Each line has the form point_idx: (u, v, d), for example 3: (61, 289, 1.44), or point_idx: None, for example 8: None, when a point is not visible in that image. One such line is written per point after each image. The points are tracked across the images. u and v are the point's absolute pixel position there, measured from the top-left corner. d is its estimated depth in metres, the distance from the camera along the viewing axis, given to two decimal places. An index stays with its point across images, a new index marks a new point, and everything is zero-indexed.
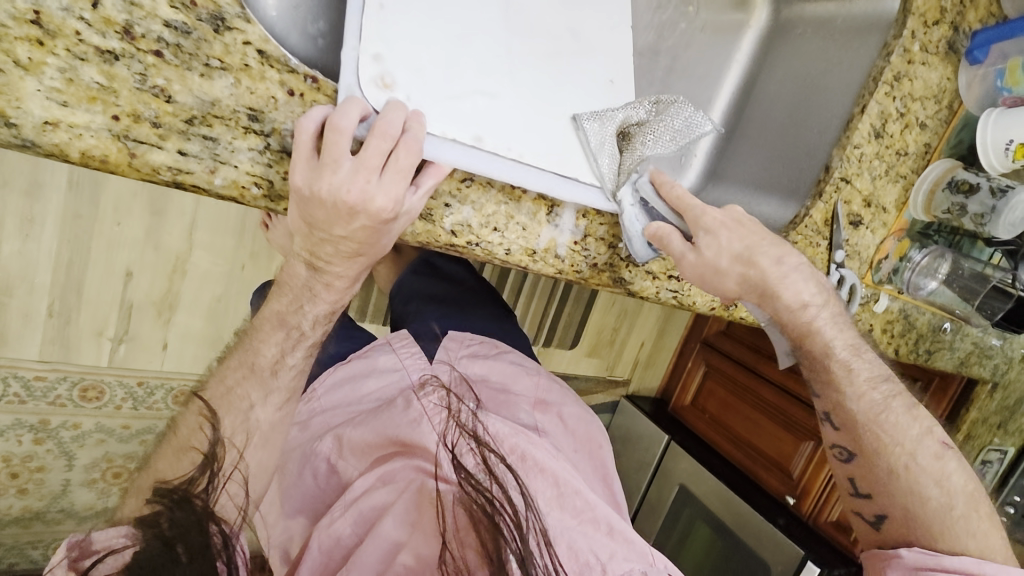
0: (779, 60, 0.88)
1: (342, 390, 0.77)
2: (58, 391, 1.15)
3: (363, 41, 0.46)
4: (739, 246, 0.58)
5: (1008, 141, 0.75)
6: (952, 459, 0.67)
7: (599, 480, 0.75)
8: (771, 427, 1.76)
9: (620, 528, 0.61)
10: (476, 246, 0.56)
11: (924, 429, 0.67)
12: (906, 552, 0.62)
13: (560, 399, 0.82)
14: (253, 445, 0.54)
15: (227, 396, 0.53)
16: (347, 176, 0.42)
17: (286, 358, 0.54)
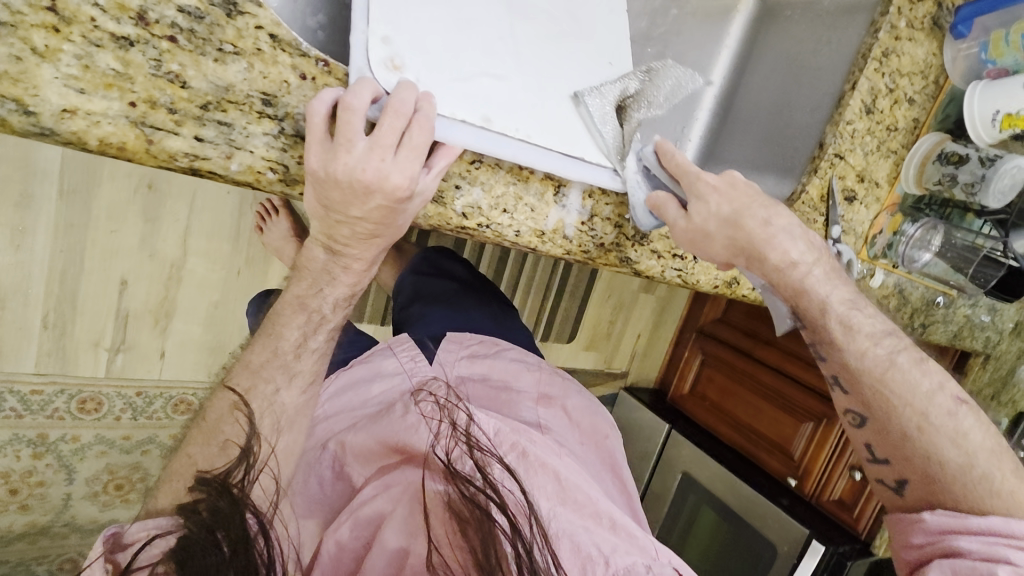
0: (768, 44, 0.89)
1: (346, 396, 0.74)
2: (56, 404, 1.14)
3: (372, 24, 0.47)
4: (728, 210, 0.58)
5: (995, 112, 0.77)
6: (968, 415, 0.59)
7: (608, 475, 0.76)
8: (771, 410, 1.78)
9: (623, 523, 0.59)
10: (487, 229, 0.56)
11: (936, 385, 0.60)
12: (927, 515, 0.57)
13: (564, 392, 0.82)
14: (280, 432, 0.54)
15: (254, 374, 0.53)
16: (363, 156, 0.42)
17: (309, 341, 0.54)
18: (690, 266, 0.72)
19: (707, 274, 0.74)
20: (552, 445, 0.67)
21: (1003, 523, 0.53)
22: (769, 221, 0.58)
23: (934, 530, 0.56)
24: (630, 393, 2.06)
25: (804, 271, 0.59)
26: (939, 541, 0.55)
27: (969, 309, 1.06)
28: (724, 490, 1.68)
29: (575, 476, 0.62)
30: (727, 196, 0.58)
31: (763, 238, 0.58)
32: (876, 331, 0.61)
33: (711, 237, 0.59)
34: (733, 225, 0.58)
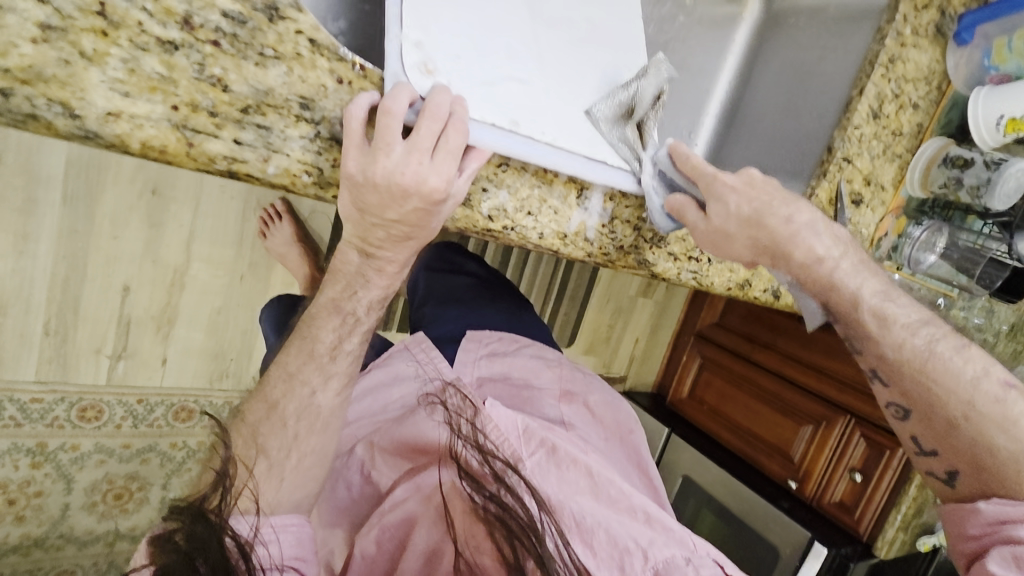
0: (771, 51, 0.93)
1: (366, 401, 0.75)
2: (56, 413, 1.13)
3: (404, 29, 0.47)
4: (747, 210, 0.58)
5: (999, 116, 0.79)
6: (1018, 398, 0.58)
7: (636, 471, 0.77)
8: (770, 413, 1.79)
9: (657, 516, 0.60)
10: (512, 231, 0.57)
11: (981, 371, 0.59)
12: (983, 506, 0.57)
13: (584, 389, 0.83)
14: (313, 433, 0.53)
15: (290, 380, 0.53)
16: (401, 159, 0.43)
17: (345, 343, 0.53)
18: (704, 268, 0.74)
19: (721, 275, 0.76)
20: (579, 443, 0.68)
21: None
22: (793, 219, 0.58)
23: (990, 520, 0.56)
24: (628, 397, 2.07)
25: (831, 265, 0.59)
26: (997, 531, 0.55)
27: (968, 310, 1.08)
28: (724, 493, 1.70)
29: (604, 471, 0.63)
30: (745, 196, 0.58)
31: (788, 237, 0.58)
32: (911, 320, 0.60)
33: (733, 237, 0.60)
34: (754, 226, 0.58)
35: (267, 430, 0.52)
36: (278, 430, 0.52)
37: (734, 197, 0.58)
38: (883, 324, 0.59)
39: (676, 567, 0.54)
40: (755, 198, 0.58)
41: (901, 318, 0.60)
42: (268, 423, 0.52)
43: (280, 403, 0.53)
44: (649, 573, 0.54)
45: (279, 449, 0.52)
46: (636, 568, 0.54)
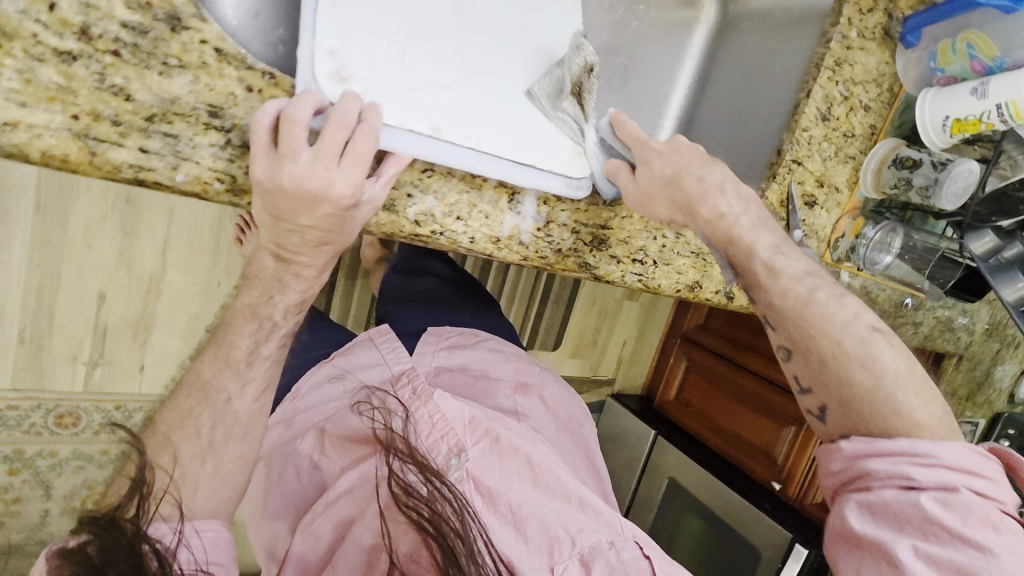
0: (728, 53, 0.93)
1: (325, 387, 0.77)
2: (32, 420, 1.13)
3: (318, 36, 0.47)
4: (670, 171, 0.62)
5: (945, 117, 0.79)
6: (882, 340, 0.61)
7: (581, 462, 0.82)
8: (749, 414, 1.80)
9: (591, 502, 0.63)
10: (441, 235, 0.58)
11: (852, 316, 0.62)
12: (845, 443, 0.59)
13: (540, 381, 0.87)
14: (229, 441, 0.54)
15: (204, 387, 0.54)
16: (307, 166, 0.43)
17: (260, 349, 0.54)
18: (650, 271, 0.74)
19: (669, 278, 0.76)
20: (528, 433, 0.72)
21: (908, 444, 0.55)
22: (705, 178, 0.62)
23: (851, 456, 0.58)
24: (613, 399, 2.07)
25: (748, 244, 0.63)
26: (855, 466, 0.57)
27: (938, 309, 1.09)
28: (706, 495, 1.70)
29: (545, 464, 0.65)
30: (670, 158, 0.63)
31: (699, 196, 0.62)
32: (798, 272, 0.63)
33: (655, 198, 0.64)
34: (674, 185, 0.62)
35: (182, 437, 0.53)
36: (190, 438, 0.53)
37: (657, 160, 0.63)
38: (773, 274, 0.63)
39: (600, 552, 0.58)
40: (675, 161, 0.62)
41: (791, 268, 0.63)
42: (181, 432, 0.53)
43: (197, 411, 0.53)
44: (576, 557, 0.58)
45: (193, 458, 0.52)
46: (564, 556, 0.58)
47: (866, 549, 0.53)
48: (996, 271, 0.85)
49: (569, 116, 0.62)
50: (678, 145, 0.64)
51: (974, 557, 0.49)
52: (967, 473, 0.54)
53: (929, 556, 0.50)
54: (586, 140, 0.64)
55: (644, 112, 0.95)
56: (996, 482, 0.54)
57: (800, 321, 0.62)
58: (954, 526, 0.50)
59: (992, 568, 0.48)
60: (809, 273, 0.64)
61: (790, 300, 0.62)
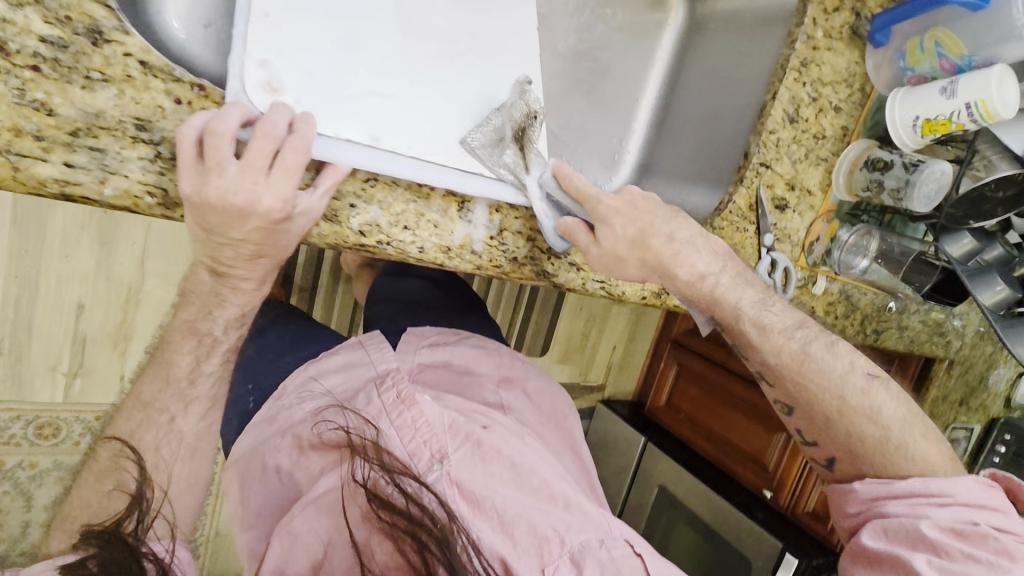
0: (699, 54, 0.92)
1: (311, 386, 0.73)
2: (12, 431, 1.13)
3: (249, 47, 0.47)
4: (632, 231, 0.60)
5: (914, 118, 0.77)
6: (880, 388, 0.63)
7: (568, 451, 0.82)
8: (742, 420, 1.78)
9: (576, 501, 0.62)
10: (388, 245, 0.57)
11: (848, 365, 0.63)
12: (859, 485, 0.61)
13: (524, 374, 0.86)
14: (176, 461, 0.55)
15: (145, 408, 0.54)
16: (233, 179, 0.43)
17: (203, 366, 0.54)
18: (613, 278, 0.73)
19: (632, 285, 0.76)
20: (512, 428, 0.70)
21: (922, 484, 0.57)
22: (673, 236, 0.61)
23: (866, 497, 0.60)
24: (606, 406, 2.04)
25: (712, 282, 0.63)
26: (872, 507, 0.59)
27: (924, 312, 1.06)
28: (697, 504, 1.68)
29: (526, 464, 0.63)
30: (630, 217, 0.60)
31: (671, 257, 0.61)
32: (787, 326, 0.64)
33: (624, 260, 0.61)
34: (641, 246, 0.60)
35: (125, 460, 0.53)
36: (135, 463, 0.53)
37: (618, 220, 0.60)
38: (763, 333, 0.63)
39: (589, 550, 0.57)
40: (637, 219, 0.60)
41: (780, 325, 0.63)
42: (125, 457, 0.53)
43: (140, 432, 0.53)
44: (565, 557, 0.56)
45: (137, 482, 0.52)
46: (554, 556, 0.56)
47: (886, 567, 0.54)
48: (976, 274, 0.82)
49: (508, 170, 0.59)
50: (633, 198, 0.62)
51: (987, 570, 0.50)
52: (982, 508, 0.56)
53: (944, 568, 0.50)
54: (530, 192, 0.61)
55: (614, 116, 0.94)
56: (1011, 516, 0.56)
57: (793, 377, 0.63)
58: (968, 546, 0.51)
59: None
60: (798, 325, 0.65)
61: (788, 359, 0.63)
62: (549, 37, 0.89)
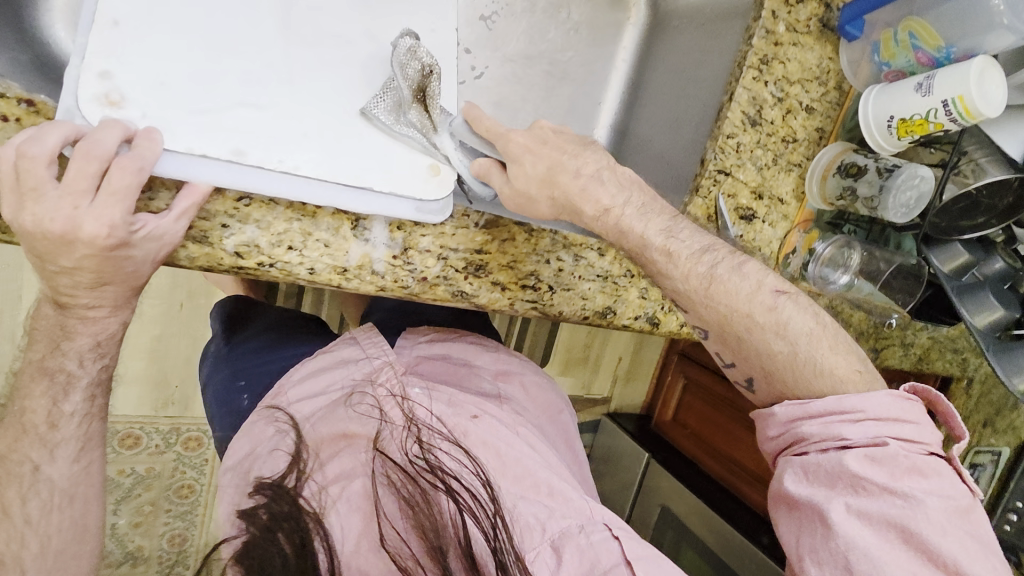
0: (661, 55, 0.85)
1: (308, 383, 0.66)
2: None
3: (88, 57, 0.45)
4: (542, 168, 0.54)
5: (889, 118, 0.69)
6: (789, 302, 0.54)
7: (563, 445, 0.74)
8: (749, 439, 1.63)
9: (559, 487, 0.55)
10: (271, 267, 0.52)
11: (755, 284, 0.54)
12: (778, 408, 0.53)
13: (520, 368, 0.79)
14: (51, 512, 0.51)
15: (3, 462, 0.51)
16: (51, 204, 0.40)
17: (60, 407, 0.51)
18: (547, 297, 0.65)
19: (571, 304, 0.67)
20: (508, 416, 0.64)
21: (837, 402, 0.50)
22: (581, 171, 0.54)
23: (786, 420, 0.52)
24: (611, 421, 1.89)
25: (617, 213, 0.54)
26: (791, 430, 0.52)
27: (931, 330, 0.95)
28: (699, 524, 1.59)
29: (530, 454, 0.58)
30: (539, 154, 0.54)
31: (579, 193, 0.54)
32: (693, 249, 0.54)
33: (535, 201, 0.55)
34: (549, 183, 0.54)
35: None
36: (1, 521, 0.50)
37: (529, 157, 0.54)
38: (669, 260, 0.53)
39: (570, 537, 0.51)
40: (545, 155, 0.54)
41: (686, 248, 0.54)
42: None
43: (3, 488, 0.50)
44: (547, 546, 0.51)
45: (7, 545, 0.49)
46: (536, 543, 0.51)
47: (804, 513, 0.49)
48: (965, 291, 0.74)
49: (412, 129, 0.56)
50: (543, 134, 0.56)
51: (900, 510, 0.46)
52: (894, 421, 0.49)
53: (862, 512, 0.46)
54: (441, 148, 0.56)
55: (572, 121, 0.87)
56: (924, 424, 0.50)
57: (704, 305, 0.54)
58: (883, 478, 0.46)
59: (917, 518, 0.45)
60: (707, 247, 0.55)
61: (697, 284, 0.54)
62: (497, 39, 0.82)
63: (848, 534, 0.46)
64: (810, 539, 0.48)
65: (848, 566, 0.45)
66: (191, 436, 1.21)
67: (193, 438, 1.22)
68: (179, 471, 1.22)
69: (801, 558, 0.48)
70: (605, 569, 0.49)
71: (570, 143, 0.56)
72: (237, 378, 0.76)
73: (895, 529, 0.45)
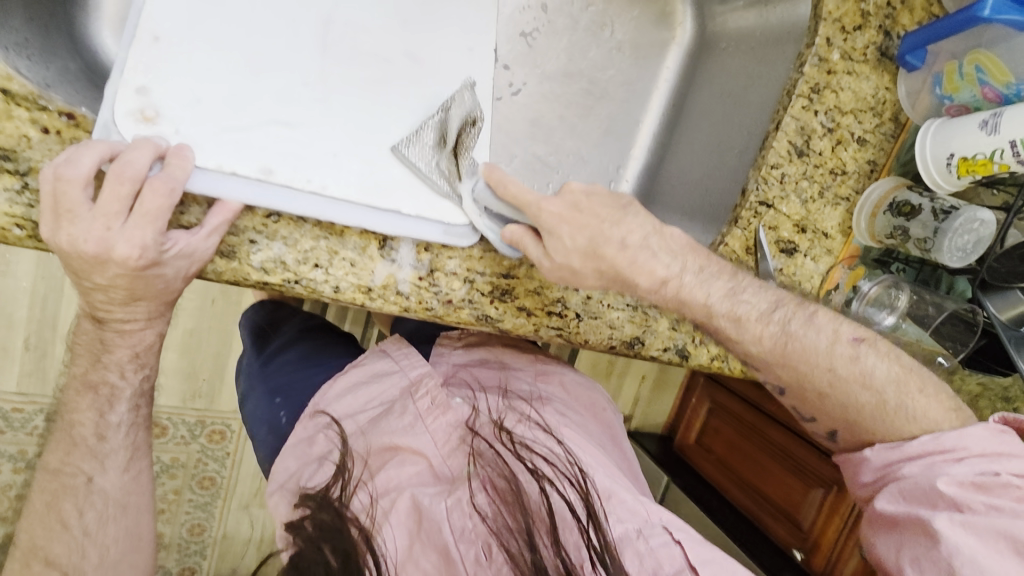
0: (706, 77, 0.82)
1: (346, 399, 0.66)
2: (36, 422, 1.07)
3: (127, 73, 0.46)
4: (584, 242, 0.52)
5: (949, 156, 0.65)
6: (870, 351, 0.56)
7: (609, 442, 0.71)
8: (779, 471, 1.55)
9: (613, 489, 0.54)
10: (297, 284, 0.51)
11: (832, 337, 0.55)
12: (870, 452, 0.55)
13: (560, 366, 0.76)
14: (107, 522, 0.51)
15: (56, 476, 0.51)
16: (85, 225, 0.40)
17: (108, 418, 0.51)
18: (575, 324, 0.63)
19: (598, 333, 0.64)
20: (551, 419, 0.63)
21: (933, 440, 0.53)
22: (627, 242, 0.53)
23: (879, 465, 0.55)
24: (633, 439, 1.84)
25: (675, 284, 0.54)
26: (886, 474, 0.54)
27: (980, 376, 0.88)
28: None
29: (586, 456, 0.58)
30: (577, 225, 0.52)
31: (629, 265, 0.53)
32: (763, 309, 0.55)
33: (579, 273, 0.53)
34: (592, 257, 0.52)
35: (48, 537, 0.49)
36: (60, 534, 0.49)
37: (564, 228, 0.51)
38: (738, 327, 0.54)
39: (625, 540, 0.50)
40: (585, 226, 0.52)
41: (755, 311, 0.55)
42: (49, 530, 0.50)
43: (59, 500, 0.50)
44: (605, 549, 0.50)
45: (70, 555, 0.49)
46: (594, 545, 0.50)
47: (903, 529, 0.51)
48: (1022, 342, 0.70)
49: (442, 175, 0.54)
50: (576, 200, 0.53)
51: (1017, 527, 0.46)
52: (996, 455, 0.51)
53: (965, 524, 0.47)
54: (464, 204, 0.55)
55: (609, 141, 0.85)
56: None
57: (794, 350, 0.55)
58: (988, 498, 0.48)
59: None
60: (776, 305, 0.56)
61: (770, 345, 0.55)
62: (537, 55, 0.80)
63: (952, 544, 0.47)
64: (912, 550, 0.50)
65: (951, 570, 0.47)
66: (215, 429, 1.22)
67: (218, 431, 1.23)
68: (202, 462, 1.24)
69: (900, 567, 0.50)
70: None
71: (607, 209, 0.53)
72: (275, 394, 0.75)
73: (1005, 541, 0.46)
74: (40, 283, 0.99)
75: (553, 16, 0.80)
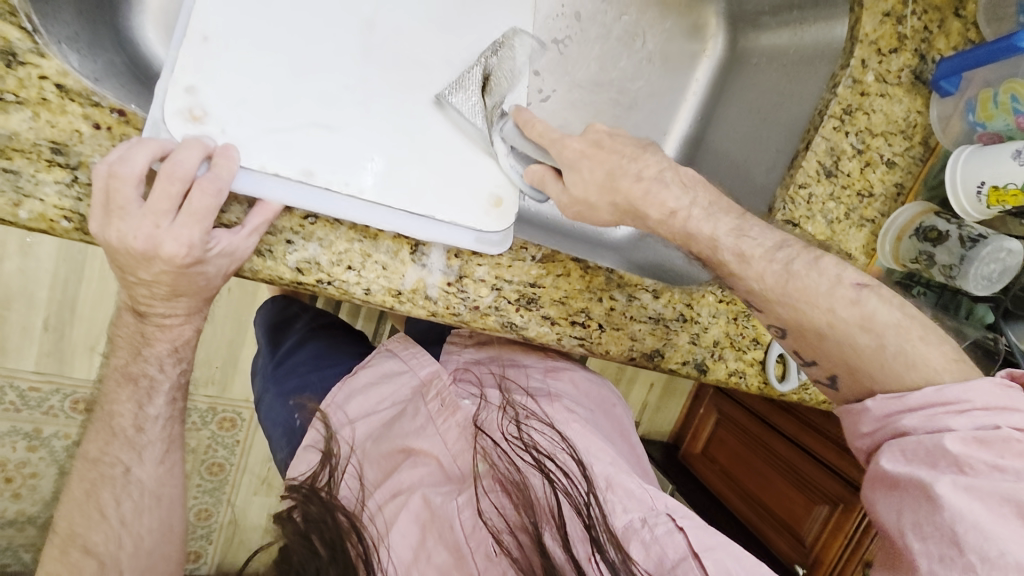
0: (735, 93, 0.82)
1: (358, 400, 0.66)
2: (51, 403, 1.08)
3: (177, 73, 0.47)
4: (601, 174, 0.53)
5: (979, 184, 0.65)
6: (872, 295, 0.49)
7: (620, 439, 0.71)
8: (783, 485, 1.54)
9: (620, 482, 0.54)
10: (329, 285, 0.52)
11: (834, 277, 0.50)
12: (870, 403, 0.47)
13: (571, 363, 0.76)
14: (142, 513, 0.52)
15: (94, 465, 0.52)
16: (134, 220, 0.41)
17: (146, 410, 0.52)
18: (598, 334, 0.63)
19: (620, 344, 0.64)
20: (559, 415, 0.63)
21: (937, 391, 0.45)
22: (643, 175, 0.53)
23: (879, 416, 0.47)
24: None
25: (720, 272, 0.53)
26: (886, 425, 0.46)
27: None
28: None
29: (594, 450, 0.58)
30: (596, 159, 0.54)
31: (643, 197, 0.53)
32: (767, 247, 0.51)
33: (596, 206, 0.55)
34: (610, 189, 0.53)
35: (86, 525, 0.50)
36: (98, 523, 0.50)
37: (586, 162, 0.54)
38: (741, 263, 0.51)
39: (634, 533, 0.50)
40: (605, 160, 0.54)
41: (760, 247, 0.51)
42: (87, 519, 0.50)
43: (97, 489, 0.51)
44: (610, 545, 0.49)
45: (107, 545, 0.50)
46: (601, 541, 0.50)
47: (904, 491, 0.43)
48: None
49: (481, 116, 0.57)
50: (600, 138, 0.55)
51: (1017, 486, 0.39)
52: (1004, 410, 0.43)
53: (971, 488, 0.40)
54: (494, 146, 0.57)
55: None
56: None
57: None
58: (997, 455, 0.41)
59: None
60: None
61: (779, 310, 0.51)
62: (568, 62, 0.80)
63: (956, 507, 0.40)
64: (913, 515, 0.42)
65: (955, 539, 0.39)
66: (226, 416, 1.24)
67: (228, 419, 1.25)
68: (211, 449, 1.26)
69: (902, 535, 0.42)
70: (672, 563, 0.47)
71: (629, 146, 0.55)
72: (288, 395, 0.75)
73: (1011, 505, 0.39)
74: (63, 266, 1.01)
75: (586, 25, 0.80)
